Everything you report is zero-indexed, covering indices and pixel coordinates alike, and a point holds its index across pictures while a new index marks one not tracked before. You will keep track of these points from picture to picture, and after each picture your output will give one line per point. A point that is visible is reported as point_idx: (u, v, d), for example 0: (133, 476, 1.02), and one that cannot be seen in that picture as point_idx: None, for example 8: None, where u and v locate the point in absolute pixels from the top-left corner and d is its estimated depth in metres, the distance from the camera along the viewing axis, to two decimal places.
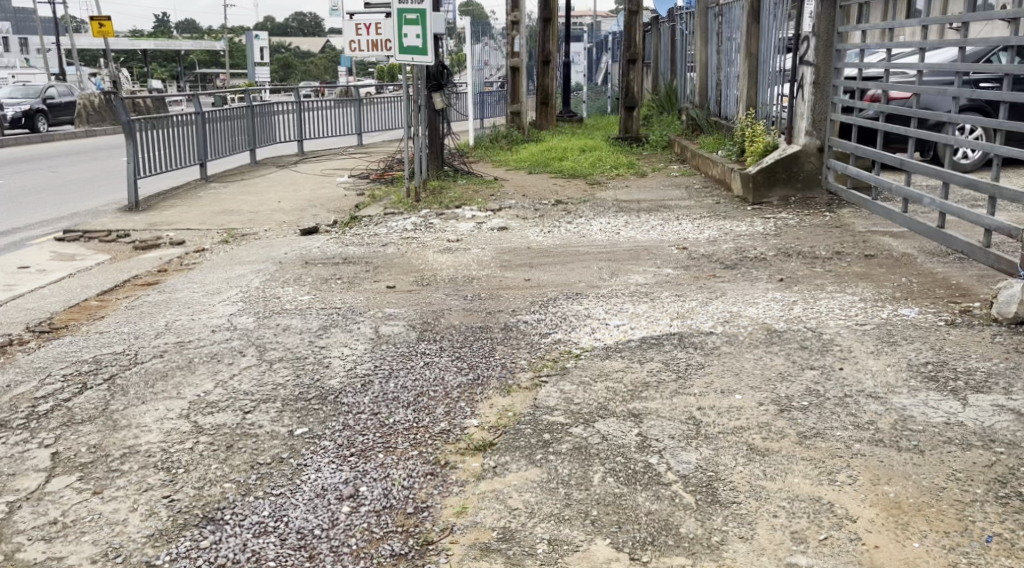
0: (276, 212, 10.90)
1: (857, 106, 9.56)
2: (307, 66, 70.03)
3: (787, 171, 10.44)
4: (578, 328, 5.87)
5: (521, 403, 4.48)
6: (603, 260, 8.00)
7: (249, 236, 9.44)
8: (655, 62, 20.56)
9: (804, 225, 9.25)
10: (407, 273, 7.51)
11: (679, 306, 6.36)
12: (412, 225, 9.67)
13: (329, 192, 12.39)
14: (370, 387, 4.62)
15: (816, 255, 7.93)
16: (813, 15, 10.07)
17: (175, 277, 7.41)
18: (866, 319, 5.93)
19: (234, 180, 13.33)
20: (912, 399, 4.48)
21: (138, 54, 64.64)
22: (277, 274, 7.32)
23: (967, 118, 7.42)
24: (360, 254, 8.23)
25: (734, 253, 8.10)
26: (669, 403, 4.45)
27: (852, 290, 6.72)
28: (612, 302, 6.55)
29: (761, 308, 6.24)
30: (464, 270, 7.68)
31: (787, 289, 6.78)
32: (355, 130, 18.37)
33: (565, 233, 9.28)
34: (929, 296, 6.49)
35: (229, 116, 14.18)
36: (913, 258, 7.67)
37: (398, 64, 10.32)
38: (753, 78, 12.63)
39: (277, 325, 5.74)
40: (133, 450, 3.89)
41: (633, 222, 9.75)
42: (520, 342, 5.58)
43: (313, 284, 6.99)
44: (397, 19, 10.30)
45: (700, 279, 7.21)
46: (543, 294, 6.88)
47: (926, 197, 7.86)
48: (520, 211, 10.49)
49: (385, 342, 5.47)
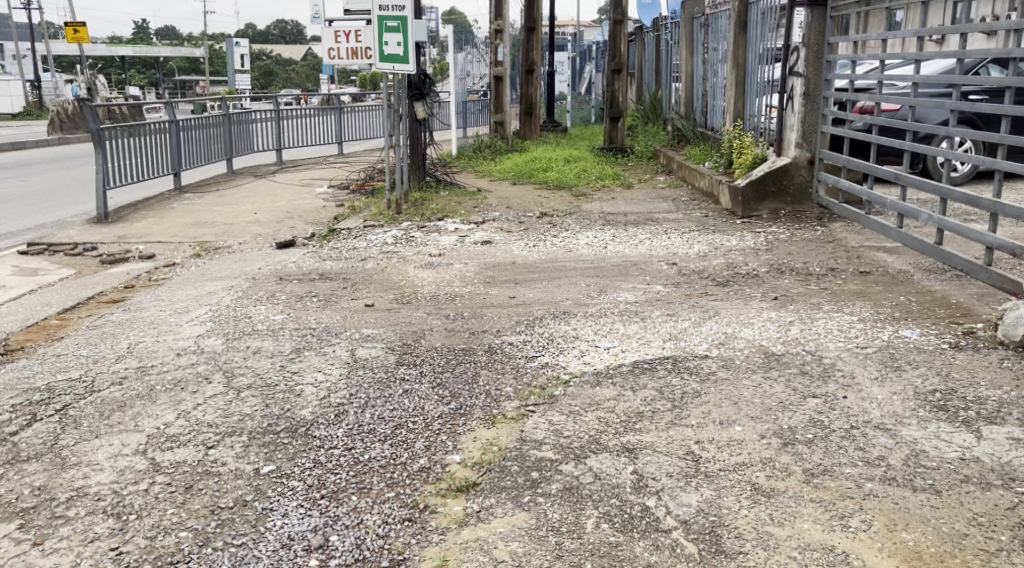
0: (251, 223, 10.56)
1: (848, 118, 9.34)
2: (290, 74, 69.74)
3: (777, 184, 10.17)
4: (566, 350, 5.57)
5: (507, 436, 4.17)
6: (590, 276, 7.72)
7: (222, 249, 9.10)
8: (640, 71, 20.34)
9: (795, 239, 8.99)
10: (386, 290, 7.21)
11: (670, 327, 6.09)
12: (392, 238, 9.36)
13: (307, 203, 12.06)
14: (344, 419, 4.31)
15: (810, 271, 7.67)
16: (803, 26, 9.82)
17: (141, 294, 7.08)
18: (868, 341, 5.65)
19: (210, 190, 12.98)
20: (922, 431, 4.21)
21: (117, 62, 64.21)
22: (250, 291, 7.00)
23: (962, 131, 7.11)
24: (338, 269, 7.92)
25: (726, 269, 7.84)
26: (665, 436, 4.16)
27: (850, 310, 6.45)
28: (601, 322, 6.26)
29: (757, 329, 5.97)
30: (445, 286, 7.38)
31: (782, 309, 6.51)
32: (335, 139, 18.03)
33: (551, 247, 8.99)
34: (930, 316, 6.23)
35: (205, 125, 13.82)
36: (909, 275, 7.42)
37: (378, 72, 10.02)
38: (741, 88, 12.37)
39: (247, 348, 5.42)
40: (81, 493, 3.56)
41: (621, 235, 9.48)
42: (505, 366, 5.28)
43: (288, 302, 6.67)
44: (378, 27, 10.02)
45: (691, 297, 6.94)
46: (529, 313, 6.59)
47: (923, 213, 7.58)
48: (504, 224, 10.20)
49: (362, 367, 5.15)
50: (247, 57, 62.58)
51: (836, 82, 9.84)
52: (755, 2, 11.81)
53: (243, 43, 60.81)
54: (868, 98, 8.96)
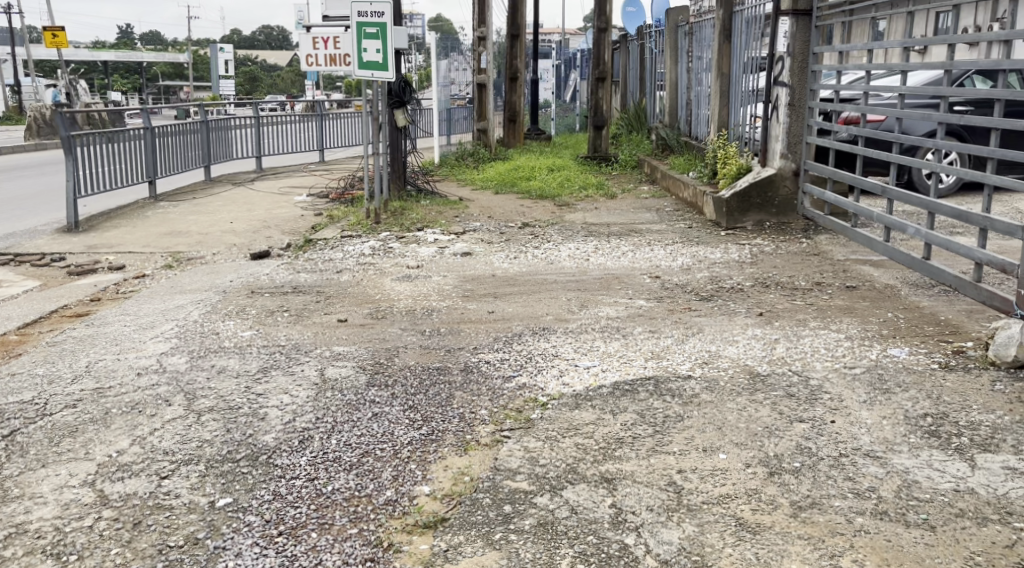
0: (226, 233, 10.33)
1: (833, 129, 9.19)
2: (274, 80, 69.43)
3: (762, 196, 10.00)
4: (545, 370, 5.36)
5: (479, 465, 3.98)
6: (572, 290, 7.52)
7: (195, 260, 8.87)
8: (625, 80, 20.23)
9: (780, 252, 8.83)
10: (361, 304, 7.00)
11: (653, 345, 5.89)
12: (370, 249, 9.14)
13: (285, 212, 11.83)
14: (308, 445, 4.13)
15: (795, 286, 7.50)
16: (787, 35, 9.69)
17: (107, 308, 6.85)
18: (855, 360, 5.48)
19: (186, 198, 12.73)
20: (913, 459, 4.03)
21: (99, 66, 63.75)
22: (220, 305, 6.77)
23: (951, 143, 6.94)
24: (312, 282, 7.70)
25: (710, 283, 7.67)
26: (645, 464, 3.97)
27: (838, 327, 6.27)
28: (581, 339, 6.06)
29: (742, 347, 5.78)
30: (422, 300, 7.17)
31: (767, 326, 6.33)
32: (316, 147, 17.79)
33: (532, 259, 8.80)
34: (919, 334, 6.06)
35: (183, 131, 13.57)
36: (897, 291, 7.25)
37: (357, 79, 9.80)
38: (725, 98, 12.23)
39: (211, 367, 5.21)
40: (21, 530, 3.42)
41: (603, 247, 9.30)
42: (481, 387, 5.07)
43: (258, 317, 6.44)
44: (356, 32, 9.81)
45: (675, 313, 6.75)
46: (508, 329, 6.39)
47: (910, 227, 7.41)
48: (485, 235, 10.00)
49: (330, 389, 4.93)
50: (230, 63, 62.23)
51: (822, 92, 9.70)
52: (740, 11, 11.67)
53: (226, 49, 60.46)
54: (853, 109, 8.81)
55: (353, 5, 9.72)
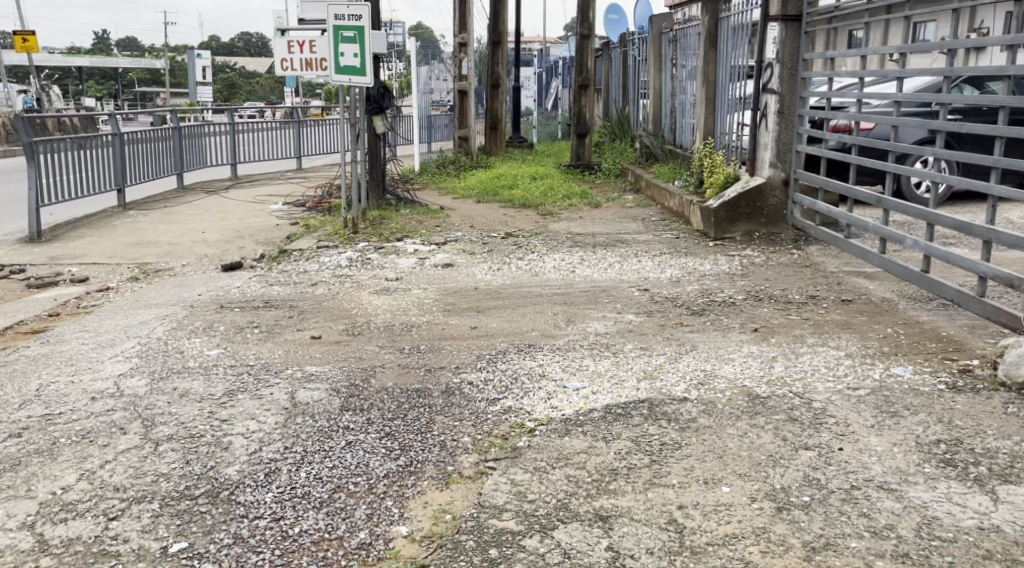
0: (198, 243, 9.96)
1: (825, 138, 8.92)
2: (252, 86, 68.88)
3: (751, 206, 9.71)
4: (531, 392, 5.03)
5: (462, 502, 3.68)
6: (558, 303, 7.22)
7: (163, 272, 8.53)
8: (607, 87, 19.98)
9: (771, 264, 8.56)
10: (336, 320, 6.65)
11: (645, 363, 5.58)
12: (347, 261, 8.79)
13: (260, 221, 11.47)
14: (274, 479, 3.81)
15: (790, 299, 7.21)
16: (777, 41, 9.43)
17: (65, 324, 6.51)
18: (860, 381, 5.17)
19: (157, 206, 12.36)
20: (930, 492, 3.74)
21: (74, 72, 63.06)
22: (187, 322, 6.43)
23: (953, 153, 6.66)
24: (286, 296, 7.35)
25: (700, 296, 7.38)
26: (643, 499, 3.68)
27: (837, 343, 5.97)
28: (569, 357, 5.74)
29: (738, 366, 5.48)
30: (401, 315, 6.83)
31: (763, 343, 6.03)
32: (294, 154, 17.42)
33: (516, 271, 8.47)
34: (922, 351, 5.77)
35: (154, 138, 13.20)
36: (894, 305, 6.97)
37: (335, 84, 9.50)
38: (711, 105, 11.95)
39: (174, 391, 4.89)
40: None
41: (589, 258, 8.99)
42: (464, 411, 4.74)
43: (226, 335, 6.12)
44: (333, 37, 9.46)
45: (665, 328, 6.45)
46: (492, 346, 6.06)
47: (908, 239, 7.12)
48: (466, 246, 9.67)
49: (300, 415, 4.60)
50: (208, 70, 61.71)
51: (812, 100, 9.44)
52: (726, 17, 11.41)
53: (205, 56, 59.95)
54: (846, 117, 8.55)
55: (330, 8, 9.44)
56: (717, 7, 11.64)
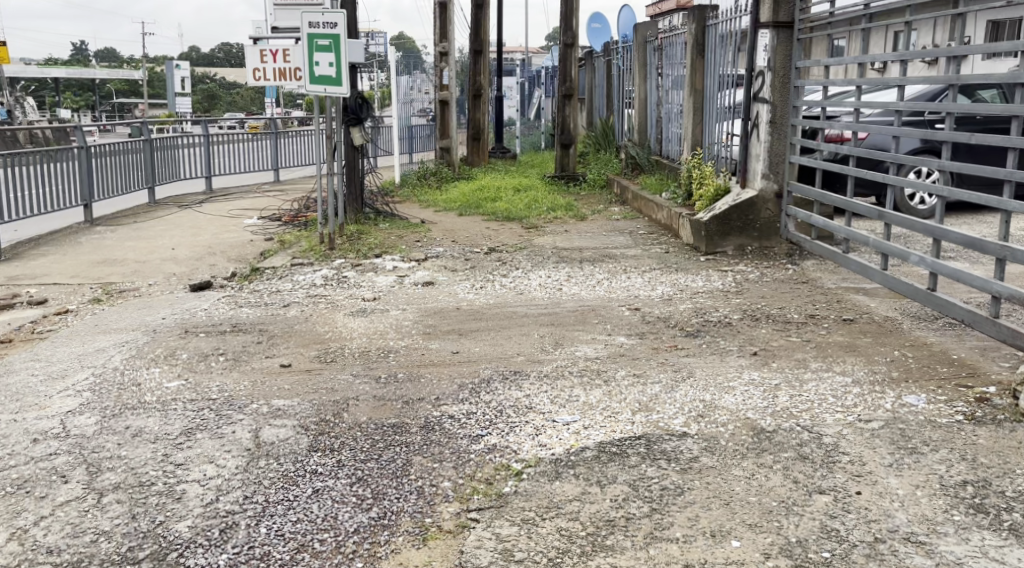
0: (167, 261, 9.56)
1: (820, 148, 8.57)
2: (233, 96, 68.24)
3: (743, 218, 9.34)
4: (518, 428, 4.63)
5: (441, 563, 3.39)
6: (544, 325, 6.83)
7: (127, 293, 8.16)
8: (591, 97, 19.65)
9: (765, 280, 8.20)
10: (308, 345, 6.24)
11: (639, 393, 5.19)
12: (322, 279, 8.38)
13: (233, 237, 11.05)
14: (230, 537, 3.49)
15: (788, 319, 6.85)
16: (768, 49, 9.09)
17: (17, 352, 6.14)
18: (872, 412, 4.77)
19: (127, 222, 11.94)
20: (963, 546, 3.44)
21: (50, 84, 62.40)
22: (147, 349, 6.05)
23: (961, 164, 6.31)
24: (256, 318, 6.94)
25: (693, 316, 7.02)
26: (643, 559, 3.40)
27: (842, 369, 5.60)
28: (557, 386, 5.35)
29: (739, 396, 5.10)
30: (378, 339, 6.42)
31: (763, 368, 5.66)
32: (271, 166, 16.97)
33: (500, 289, 8.09)
34: (933, 377, 5.40)
35: (123, 150, 12.77)
36: (898, 324, 6.61)
37: (308, 94, 9.10)
38: (699, 115, 11.61)
39: (125, 430, 4.51)
40: None
41: (576, 274, 8.63)
42: (443, 451, 4.35)
43: (188, 364, 5.72)
44: (308, 45, 9.08)
45: (658, 352, 6.08)
46: (474, 374, 5.66)
47: (913, 256, 6.75)
48: (448, 262, 9.26)
49: (264, 457, 4.22)
50: (187, 81, 61.12)
51: (805, 109, 9.08)
52: (713, 24, 11.06)
53: (183, 66, 59.42)
54: (842, 127, 8.19)
55: (304, 15, 9.02)
56: (704, 16, 11.31)
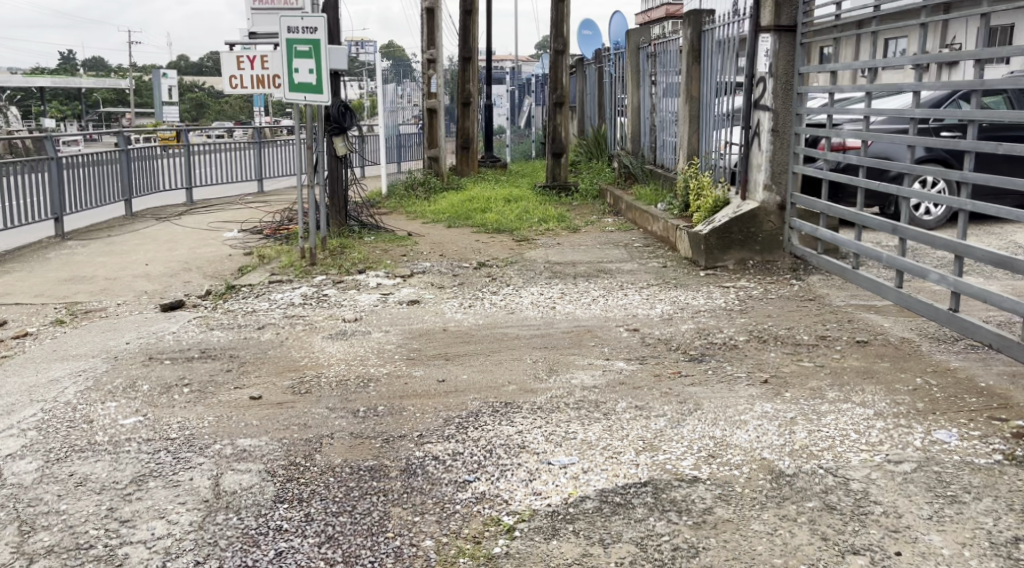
0: (139, 278, 9.08)
1: (826, 158, 8.10)
2: (221, 105, 67.53)
3: (744, 231, 8.87)
4: (509, 472, 4.17)
5: None
6: (537, 349, 6.37)
7: (93, 314, 7.69)
8: (582, 106, 19.23)
9: (771, 297, 7.76)
10: (282, 374, 5.76)
11: (642, 429, 4.72)
12: (301, 297, 7.91)
13: (211, 251, 10.57)
14: None
15: (798, 341, 6.39)
16: (770, 54, 8.65)
17: None
18: (901, 450, 4.33)
19: (99, 235, 11.43)
20: None
21: (35, 93, 61.71)
22: (105, 379, 5.57)
23: (985, 176, 5.78)
24: (228, 343, 6.46)
25: (696, 338, 6.56)
26: None
27: (862, 399, 5.14)
28: (551, 420, 4.88)
29: (753, 432, 4.64)
30: (358, 366, 5.94)
31: (777, 398, 5.20)
32: (255, 176, 16.43)
33: (489, 307, 7.62)
34: (963, 407, 4.96)
35: (98, 160, 12.25)
36: (917, 347, 6.17)
37: (289, 103, 8.59)
38: (695, 124, 11.04)
39: (68, 478, 4.06)
40: None
41: (570, 291, 8.17)
42: (426, 501, 3.91)
43: (148, 396, 5.23)
44: (287, 51, 8.58)
45: (660, 380, 5.62)
46: (461, 406, 5.18)
47: (932, 274, 6.31)
48: (436, 278, 8.80)
49: (223, 510, 3.79)
50: (174, 90, 60.60)
51: (809, 117, 8.63)
52: (710, 30, 10.59)
53: (170, 74, 58.80)
54: (850, 135, 7.73)
55: (282, 20, 8.56)
56: (701, 20, 10.84)
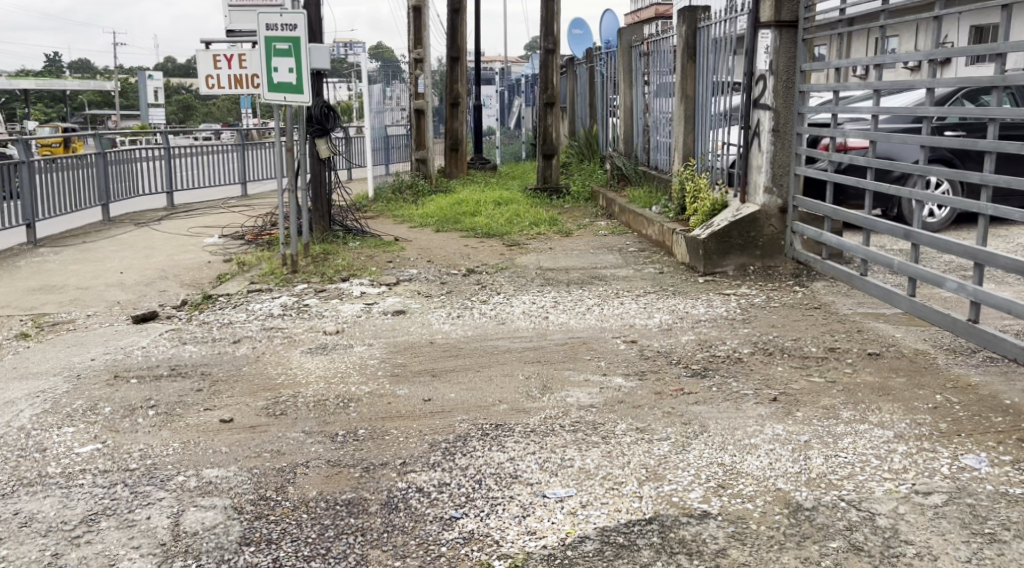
0: (112, 287, 8.66)
1: (828, 159, 7.74)
2: (208, 107, 66.94)
3: (743, 236, 8.51)
4: (501, 506, 3.82)
5: None
6: (529, 363, 5.98)
7: (61, 326, 7.28)
8: (573, 106, 18.86)
9: (774, 305, 7.39)
10: (255, 393, 5.35)
11: (645, 455, 4.34)
12: (281, 308, 7.52)
13: (189, 258, 10.15)
14: None
15: (806, 354, 6.03)
16: (770, 51, 8.30)
17: None
18: (927, 478, 3.98)
19: (73, 242, 10.99)
20: None
21: (19, 96, 61.03)
22: (64, 400, 5.17)
23: (1007, 177, 5.42)
24: (199, 359, 6.06)
25: (698, 350, 6.19)
26: None
27: (879, 420, 4.77)
28: (545, 445, 4.50)
29: (766, 458, 4.26)
30: (338, 384, 5.54)
31: (788, 419, 4.83)
32: (239, 179, 15.96)
33: (478, 318, 7.22)
34: (990, 428, 4.60)
35: (73, 164, 11.80)
36: (933, 360, 5.81)
37: (269, 104, 8.21)
38: (690, 124, 10.64)
39: (10, 519, 3.69)
40: None
41: (563, 299, 7.79)
42: (408, 543, 3.58)
43: (109, 421, 4.82)
44: (265, 50, 8.18)
45: (661, 398, 5.23)
46: (448, 428, 4.79)
47: (949, 282, 5.98)
48: (422, 286, 8.41)
49: (182, 557, 3.45)
50: (161, 91, 59.99)
51: (811, 116, 8.27)
52: (705, 27, 10.21)
53: (156, 76, 58.27)
54: (855, 136, 7.37)
55: (260, 17, 8.13)
56: (696, 18, 10.47)
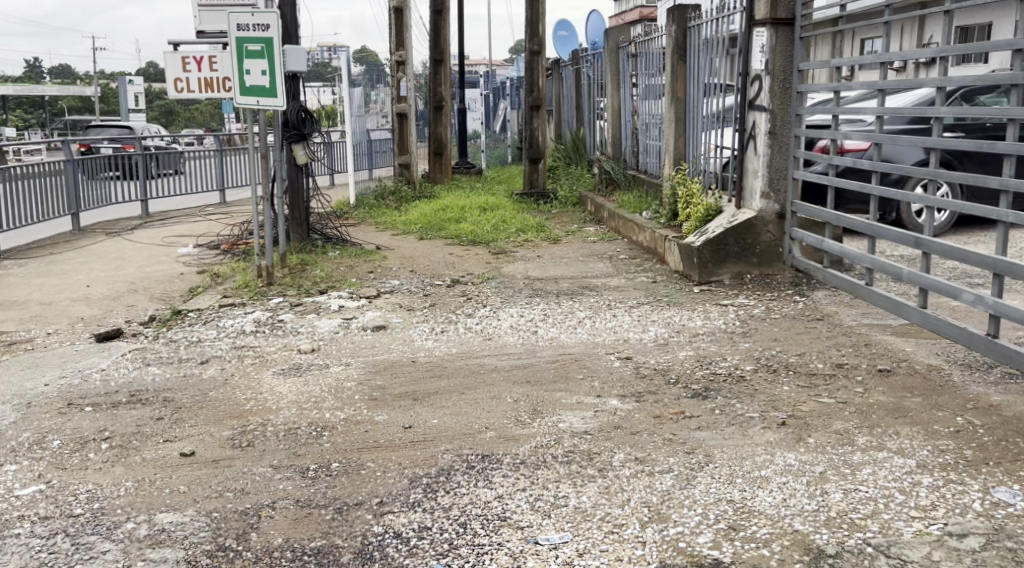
0: (77, 302, 8.22)
1: (828, 162, 7.35)
2: (189, 112, 66.27)
3: (740, 243, 8.14)
4: (489, 555, 3.50)
5: None
6: (518, 384, 5.57)
7: (18, 345, 6.84)
8: (559, 109, 18.48)
9: (775, 317, 7.00)
10: (222, 421, 4.94)
11: (646, 490, 3.95)
12: (254, 324, 7.09)
13: (160, 270, 9.71)
14: None
15: (812, 371, 5.65)
16: (766, 50, 7.90)
17: None
18: (958, 517, 3.63)
19: (40, 253, 10.52)
20: None
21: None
22: (9, 433, 4.73)
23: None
24: (162, 382, 5.63)
25: (698, 367, 5.79)
26: None
27: (899, 446, 4.39)
28: (537, 480, 4.09)
29: (778, 493, 3.89)
30: (310, 410, 5.12)
31: (801, 446, 4.44)
32: (217, 186, 15.45)
33: (463, 333, 6.81)
34: (1020, 456, 4.22)
35: (40, 172, 11.30)
36: (949, 377, 5.44)
37: (241, 108, 7.78)
38: (681, 126, 10.23)
39: None
40: None
41: (552, 311, 7.38)
42: None
43: (57, 458, 4.39)
44: (236, 51, 7.74)
45: (661, 423, 4.83)
46: (432, 461, 4.38)
47: (964, 294, 5.60)
48: (404, 298, 7.99)
49: None
50: (142, 96, 59.33)
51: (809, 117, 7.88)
52: (696, 26, 9.81)
53: (137, 81, 57.65)
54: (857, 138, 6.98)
55: (230, 17, 7.67)
56: (686, 16, 10.05)
